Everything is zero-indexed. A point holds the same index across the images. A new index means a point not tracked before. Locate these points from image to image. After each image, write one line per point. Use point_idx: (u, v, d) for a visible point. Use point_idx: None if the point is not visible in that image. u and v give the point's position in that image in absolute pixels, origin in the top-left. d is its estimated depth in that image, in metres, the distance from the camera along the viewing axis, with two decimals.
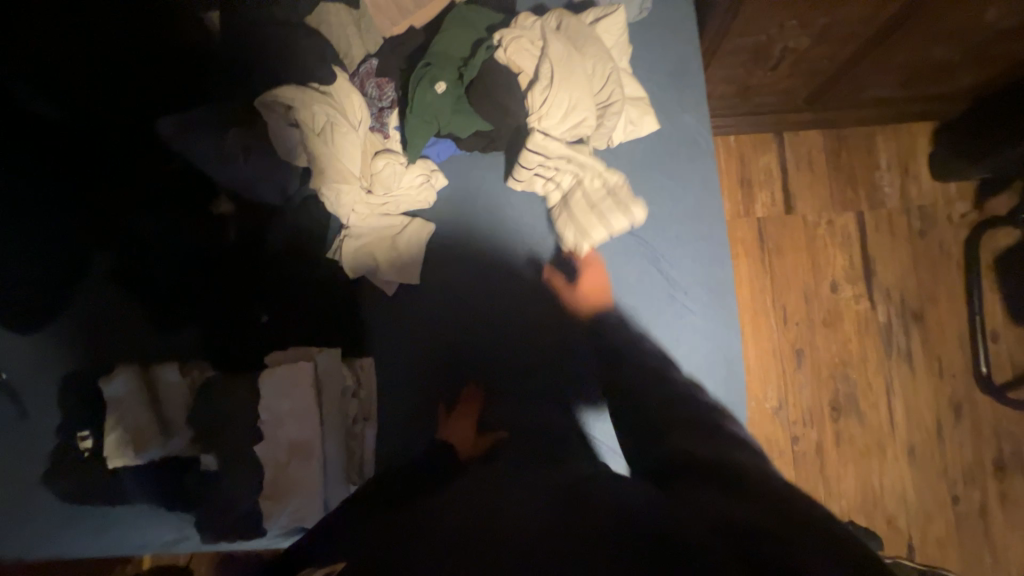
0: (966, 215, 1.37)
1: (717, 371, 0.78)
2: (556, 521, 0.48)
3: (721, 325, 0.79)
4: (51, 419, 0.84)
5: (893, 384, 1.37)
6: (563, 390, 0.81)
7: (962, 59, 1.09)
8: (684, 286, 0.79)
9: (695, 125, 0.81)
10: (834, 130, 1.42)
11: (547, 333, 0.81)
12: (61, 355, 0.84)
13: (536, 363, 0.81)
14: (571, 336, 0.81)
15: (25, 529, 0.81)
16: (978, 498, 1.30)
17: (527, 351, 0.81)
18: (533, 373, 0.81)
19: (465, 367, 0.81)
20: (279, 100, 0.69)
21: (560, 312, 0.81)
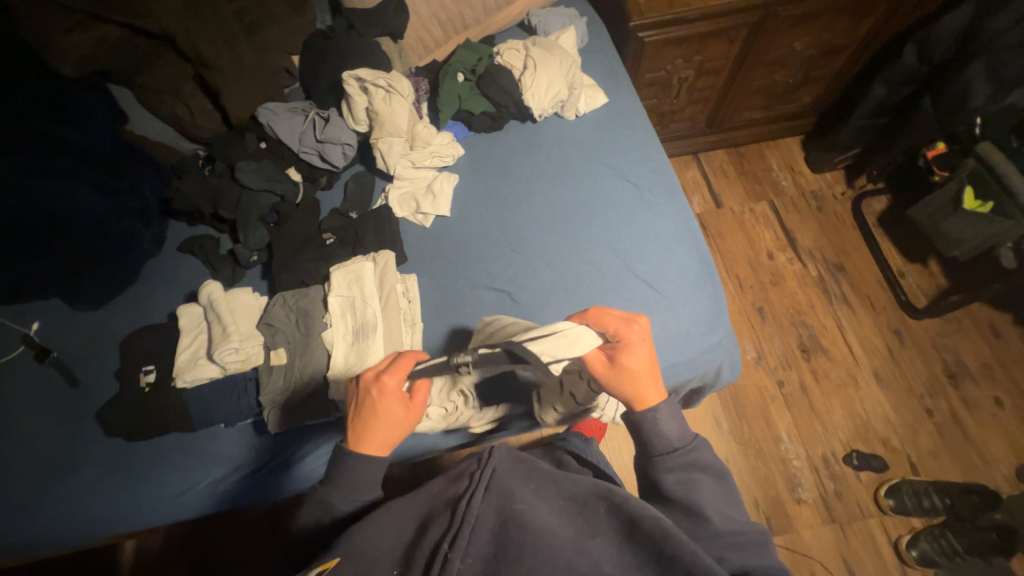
0: (845, 192, 1.79)
1: (689, 242, 0.99)
2: (528, 512, 0.56)
3: (681, 212, 1.03)
4: (124, 360, 0.96)
5: (841, 322, 1.61)
6: (574, 276, 0.97)
7: (796, 84, 1.64)
8: (646, 188, 1.05)
9: (630, 97, 1.18)
10: (734, 148, 1.91)
11: (554, 235, 1.01)
12: (142, 315, 1.04)
13: (550, 258, 0.99)
14: (575, 235, 1.01)
15: (90, 462, 0.90)
16: (946, 406, 1.47)
17: (539, 252, 1.00)
18: (548, 265, 0.98)
19: (494, 269, 0.98)
20: (356, 75, 1.00)
21: (559, 220, 1.03)
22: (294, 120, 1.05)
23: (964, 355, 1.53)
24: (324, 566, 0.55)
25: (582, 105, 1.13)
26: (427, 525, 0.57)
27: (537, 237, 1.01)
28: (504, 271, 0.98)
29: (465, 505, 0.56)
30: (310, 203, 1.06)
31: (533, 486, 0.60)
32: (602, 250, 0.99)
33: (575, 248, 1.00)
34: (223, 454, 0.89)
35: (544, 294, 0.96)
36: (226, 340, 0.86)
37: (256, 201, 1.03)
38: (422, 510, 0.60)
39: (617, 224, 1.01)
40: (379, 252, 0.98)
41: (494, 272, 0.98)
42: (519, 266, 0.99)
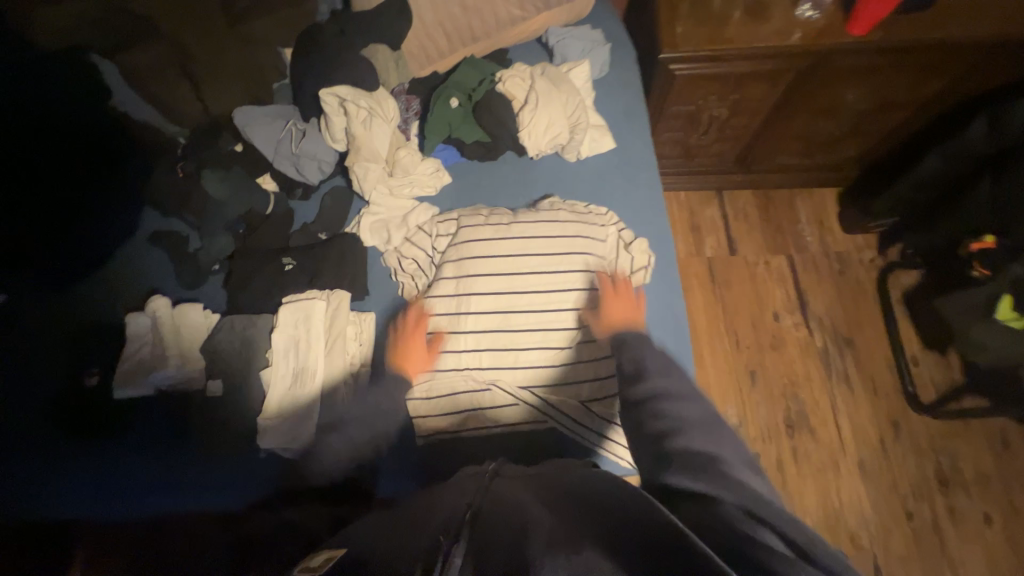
0: (873, 260, 1.64)
1: (667, 332, 0.94)
2: (523, 513, 0.52)
3: (664, 295, 0.97)
4: (69, 354, 0.94)
5: (837, 402, 1.51)
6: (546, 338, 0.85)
7: (842, 135, 1.47)
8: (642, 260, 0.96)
9: (641, 144, 1.06)
10: (762, 190, 1.75)
11: (546, 282, 0.88)
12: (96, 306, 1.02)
13: (538, 307, 0.87)
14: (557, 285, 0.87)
15: None
16: (928, 512, 1.38)
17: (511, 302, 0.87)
18: (532, 317, 0.86)
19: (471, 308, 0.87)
20: (337, 92, 0.92)
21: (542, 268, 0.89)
22: (272, 126, 0.98)
23: (962, 461, 1.42)
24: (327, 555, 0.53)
25: (585, 148, 1.03)
26: (431, 525, 0.53)
27: (525, 279, 0.87)
28: (484, 311, 0.86)
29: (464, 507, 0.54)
30: (281, 216, 1.01)
31: (532, 497, 0.58)
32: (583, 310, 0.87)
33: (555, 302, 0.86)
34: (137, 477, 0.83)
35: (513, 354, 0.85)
36: (166, 360, 0.86)
37: (224, 208, 0.98)
38: (422, 513, 0.58)
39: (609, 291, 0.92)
40: (336, 288, 0.93)
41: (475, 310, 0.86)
42: (501, 309, 0.86)
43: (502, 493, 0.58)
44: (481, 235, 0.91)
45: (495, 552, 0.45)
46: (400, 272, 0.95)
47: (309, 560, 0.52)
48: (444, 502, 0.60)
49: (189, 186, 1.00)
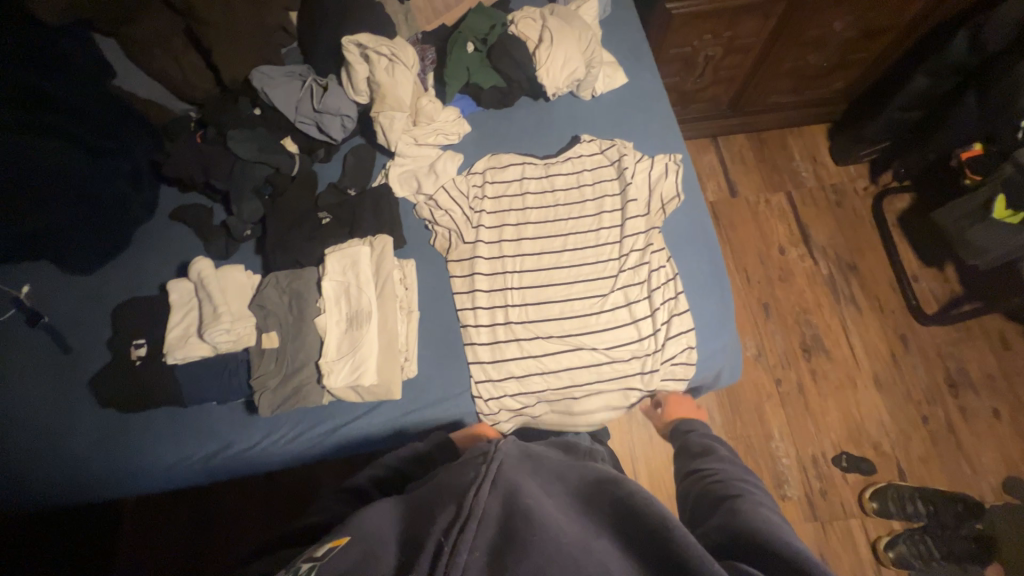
0: (867, 188, 1.72)
1: (703, 253, 0.95)
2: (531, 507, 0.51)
3: (697, 221, 0.98)
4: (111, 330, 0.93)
5: (847, 323, 1.58)
6: (581, 283, 0.93)
7: (829, 67, 1.54)
8: (673, 190, 0.95)
9: (653, 79, 1.09)
10: (755, 132, 1.81)
11: (581, 237, 0.96)
12: (130, 284, 1.01)
13: (578, 260, 0.94)
14: (584, 243, 0.95)
15: (77, 430, 0.90)
16: (942, 415, 1.46)
17: (544, 257, 0.94)
18: (573, 270, 0.93)
19: (516, 265, 0.94)
20: (357, 41, 0.92)
21: (568, 223, 0.97)
22: (291, 85, 0.98)
23: (968, 365, 1.51)
24: (334, 542, 0.51)
25: (600, 85, 1.06)
26: (435, 511, 0.53)
27: (562, 239, 0.96)
28: (527, 270, 0.94)
29: (472, 495, 0.52)
30: (307, 176, 1.01)
31: (540, 486, 0.57)
32: (610, 254, 0.94)
33: (584, 257, 0.95)
34: (211, 433, 0.88)
35: (553, 301, 0.91)
36: (217, 322, 0.85)
37: (251, 173, 0.99)
38: (426, 499, 0.57)
39: (644, 230, 0.95)
40: (376, 236, 0.94)
41: (520, 268, 0.94)
42: (542, 266, 0.94)
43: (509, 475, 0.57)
44: (515, 203, 0.99)
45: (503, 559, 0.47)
46: (436, 223, 0.97)
47: (313, 550, 0.50)
48: (448, 480, 0.58)
49: (219, 152, 1.01)
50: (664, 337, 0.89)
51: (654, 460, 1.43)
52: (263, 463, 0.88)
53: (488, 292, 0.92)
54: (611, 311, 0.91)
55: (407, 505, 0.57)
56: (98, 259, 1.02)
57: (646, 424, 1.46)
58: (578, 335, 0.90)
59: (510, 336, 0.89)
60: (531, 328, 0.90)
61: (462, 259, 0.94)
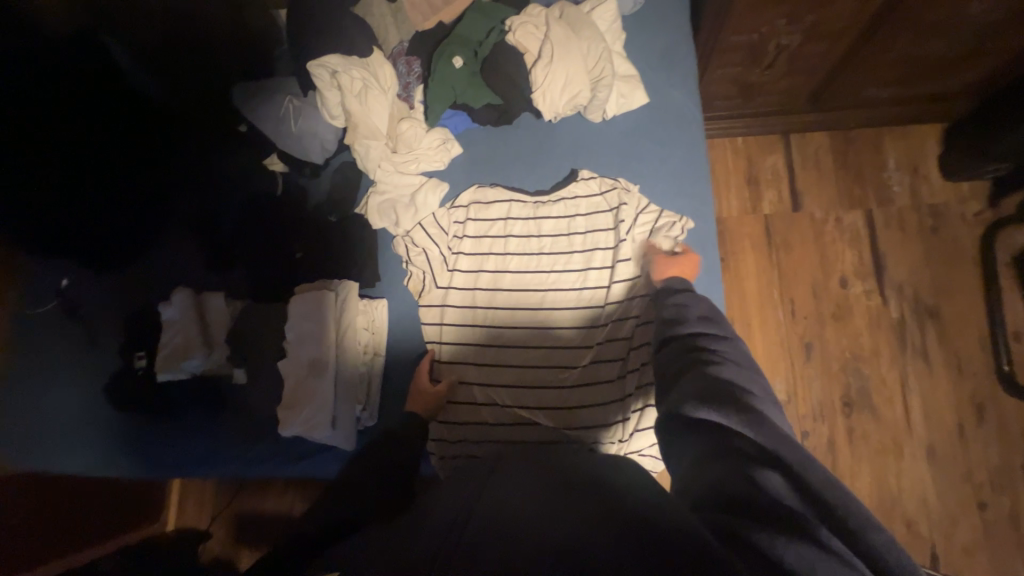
0: (979, 214, 1.36)
1: None
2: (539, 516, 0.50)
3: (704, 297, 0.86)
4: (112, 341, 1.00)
5: (909, 379, 1.34)
6: (555, 349, 0.86)
7: (957, 56, 1.16)
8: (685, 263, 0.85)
9: (682, 98, 0.90)
10: (840, 130, 1.47)
11: (563, 295, 0.87)
12: (121, 296, 1.01)
13: (555, 321, 0.87)
14: (566, 304, 0.87)
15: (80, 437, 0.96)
16: (1006, 503, 1.24)
17: (519, 313, 0.87)
18: (546, 332, 0.86)
19: (487, 319, 0.88)
20: (328, 66, 0.82)
21: (552, 278, 0.88)
22: (272, 103, 0.92)
23: None
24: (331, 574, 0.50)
25: (612, 106, 0.89)
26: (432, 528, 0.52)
27: (542, 293, 0.87)
28: (499, 325, 0.87)
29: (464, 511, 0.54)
30: (291, 199, 0.98)
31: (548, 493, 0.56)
32: (591, 321, 0.86)
33: (563, 319, 0.87)
34: (194, 449, 0.92)
35: (521, 363, 0.86)
36: (194, 352, 0.90)
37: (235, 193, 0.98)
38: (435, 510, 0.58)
39: (636, 301, 0.86)
40: (343, 279, 0.92)
41: (490, 323, 0.88)
42: (513, 322, 0.87)
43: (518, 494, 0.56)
44: (497, 244, 0.90)
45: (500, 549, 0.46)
46: (410, 262, 0.90)
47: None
48: (444, 499, 0.61)
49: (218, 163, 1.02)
50: (632, 427, 0.83)
51: None
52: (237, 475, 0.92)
53: (455, 346, 0.88)
54: (583, 383, 0.85)
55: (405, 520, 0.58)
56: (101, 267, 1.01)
57: None
58: (537, 405, 0.85)
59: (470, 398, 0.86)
60: (494, 391, 0.86)
61: (432, 308, 0.89)
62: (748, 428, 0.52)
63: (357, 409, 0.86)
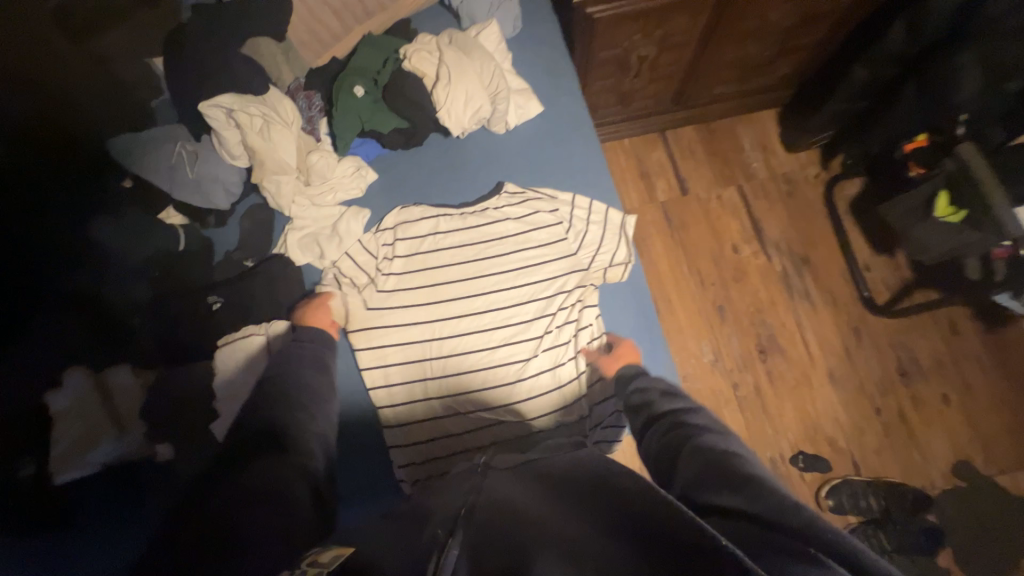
0: (818, 175, 1.67)
1: (631, 304, 0.94)
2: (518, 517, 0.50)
3: (632, 274, 0.95)
4: None
5: (802, 320, 1.57)
6: (506, 347, 0.88)
7: (773, 55, 1.45)
8: (621, 253, 0.93)
9: (571, 105, 1.01)
10: (704, 123, 1.73)
11: (504, 294, 0.91)
12: None
13: (501, 321, 0.90)
14: (508, 303, 0.91)
15: None
16: (894, 405, 1.48)
17: (463, 320, 0.89)
18: (493, 333, 0.89)
19: (433, 333, 0.88)
20: (221, 104, 0.81)
21: (490, 281, 0.91)
22: (159, 151, 0.85)
23: (919, 352, 1.52)
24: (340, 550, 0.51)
25: (512, 116, 0.97)
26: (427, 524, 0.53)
27: (484, 297, 0.90)
28: (447, 336, 0.88)
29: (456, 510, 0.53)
30: (198, 250, 0.92)
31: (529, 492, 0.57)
32: (535, 313, 0.91)
33: (508, 317, 0.90)
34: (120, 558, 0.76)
35: (475, 369, 0.87)
36: (111, 433, 0.81)
37: (127, 255, 0.89)
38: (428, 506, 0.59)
39: (573, 288, 0.93)
40: (274, 319, 0.88)
41: (438, 336, 0.88)
42: (461, 330, 0.89)
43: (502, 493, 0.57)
44: (430, 259, 0.92)
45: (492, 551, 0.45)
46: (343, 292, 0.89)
47: (319, 555, 0.50)
48: (439, 502, 0.59)
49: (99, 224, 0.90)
50: (589, 404, 0.89)
51: None
52: None
53: (406, 366, 0.87)
54: (539, 372, 0.88)
55: (396, 520, 0.57)
56: None
57: None
58: (499, 405, 0.86)
59: (431, 414, 0.86)
60: (453, 401, 0.86)
61: (375, 333, 0.88)
62: (741, 481, 0.52)
63: None
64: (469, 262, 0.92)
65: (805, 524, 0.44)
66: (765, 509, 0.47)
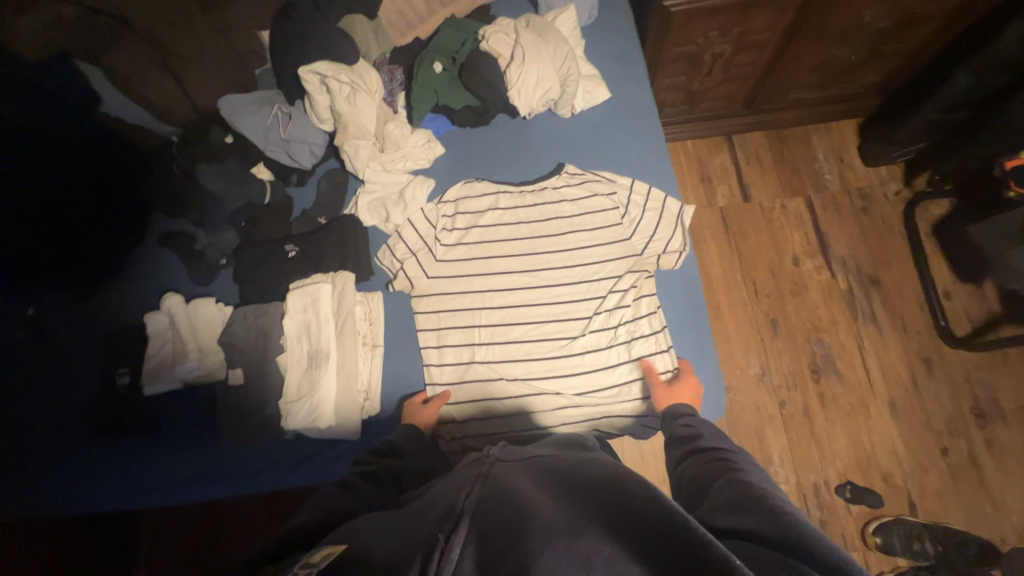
0: (899, 192, 1.56)
1: (683, 294, 0.93)
2: (515, 509, 0.49)
3: (685, 262, 0.94)
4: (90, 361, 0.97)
5: (864, 343, 1.47)
6: (551, 325, 0.91)
7: (859, 60, 1.38)
8: (675, 241, 0.92)
9: (639, 94, 1.02)
10: (774, 130, 1.66)
11: (554, 273, 0.93)
12: (115, 313, 1.00)
13: (549, 299, 0.92)
14: (558, 283, 0.93)
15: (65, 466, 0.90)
16: (965, 447, 1.35)
17: (512, 294, 0.92)
18: (541, 309, 0.92)
19: (483, 302, 0.92)
20: (316, 71, 0.90)
21: (542, 260, 0.94)
22: (259, 114, 0.97)
23: (1001, 393, 1.38)
24: (332, 548, 0.52)
25: (579, 101, 0.99)
26: (432, 514, 0.53)
27: (535, 275, 0.93)
28: (496, 307, 0.92)
29: (463, 498, 0.53)
30: (280, 204, 1.01)
31: (533, 482, 0.56)
32: (583, 295, 0.92)
33: (556, 297, 0.92)
34: (198, 464, 0.88)
35: (519, 342, 0.90)
36: (188, 355, 0.89)
37: (225, 204, 1.01)
38: (433, 496, 0.58)
39: (625, 272, 0.93)
40: (340, 270, 0.94)
41: (487, 306, 0.92)
42: (509, 304, 0.92)
43: (503, 479, 0.57)
44: (487, 234, 0.96)
45: (495, 550, 0.44)
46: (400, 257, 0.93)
47: (308, 555, 0.51)
48: (446, 487, 0.58)
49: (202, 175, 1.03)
50: (630, 389, 0.89)
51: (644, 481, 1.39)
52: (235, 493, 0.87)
53: (454, 332, 0.91)
54: (581, 352, 0.89)
55: (398, 518, 0.56)
56: (91, 284, 1.01)
57: (636, 443, 1.42)
58: (539, 377, 0.89)
59: (473, 380, 0.89)
60: (495, 369, 0.89)
61: (427, 296, 0.93)
62: (763, 506, 0.52)
63: (360, 397, 0.87)
64: (524, 239, 0.95)
65: (807, 542, 0.45)
66: (770, 530, 0.48)
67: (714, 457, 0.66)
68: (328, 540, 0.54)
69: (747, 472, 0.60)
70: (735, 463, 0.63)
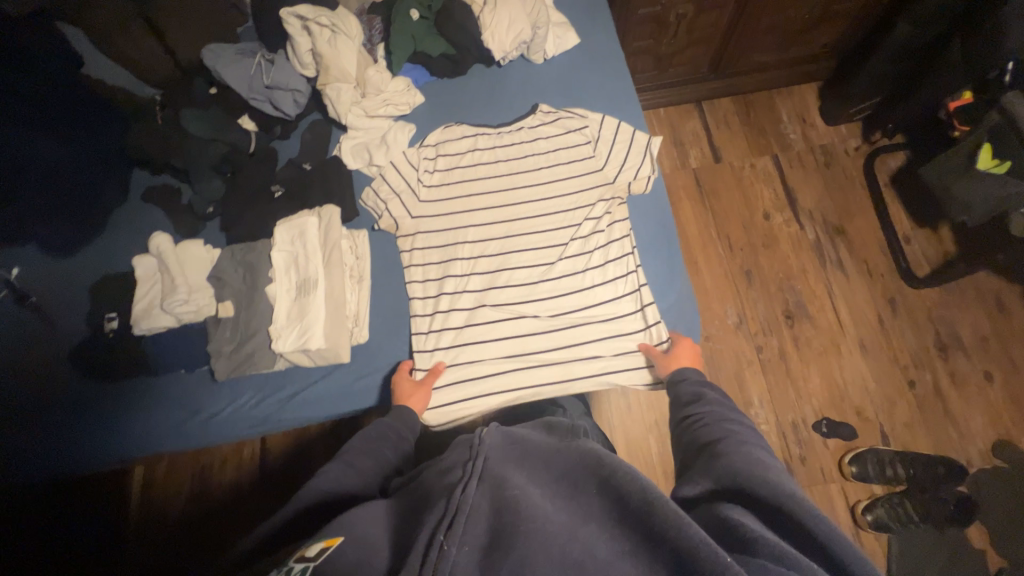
0: (858, 148, 1.65)
1: (654, 219, 0.97)
2: (512, 509, 0.46)
3: (655, 186, 0.99)
4: (80, 310, 0.98)
5: (833, 288, 1.54)
6: (530, 252, 0.95)
7: (812, 19, 1.47)
8: (645, 168, 0.97)
9: (606, 40, 1.08)
10: (740, 95, 1.75)
11: (533, 206, 0.98)
12: (103, 266, 1.02)
13: (528, 230, 0.97)
14: (535, 213, 0.98)
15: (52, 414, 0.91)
16: (930, 379, 1.42)
17: (493, 227, 0.97)
18: (521, 240, 0.96)
19: (465, 236, 0.96)
20: (297, 14, 0.96)
21: (520, 194, 0.98)
22: (241, 63, 1.00)
23: (961, 328, 1.46)
24: (328, 542, 0.47)
25: (550, 47, 1.05)
26: (424, 508, 0.50)
27: (514, 208, 0.98)
28: (478, 240, 0.96)
29: (457, 492, 0.49)
30: (265, 153, 1.04)
31: (526, 471, 0.53)
32: (560, 223, 0.97)
33: (534, 228, 0.97)
34: (192, 399, 0.91)
35: (501, 272, 0.94)
36: (175, 294, 0.91)
37: (207, 150, 1.01)
38: (423, 488, 0.55)
39: (599, 200, 0.98)
40: (324, 206, 0.98)
41: (469, 239, 0.96)
42: (490, 237, 0.96)
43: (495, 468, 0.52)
44: (468, 173, 1.00)
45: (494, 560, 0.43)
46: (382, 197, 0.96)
47: (305, 548, 0.47)
48: (434, 478, 0.55)
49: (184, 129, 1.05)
50: (609, 308, 0.92)
51: (633, 430, 1.42)
52: (228, 428, 0.90)
53: (437, 264, 0.95)
54: (560, 275, 0.94)
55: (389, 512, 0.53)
56: (75, 239, 1.02)
57: (623, 393, 1.46)
58: (520, 302, 0.92)
59: (457, 307, 0.92)
60: (478, 297, 0.93)
61: (411, 232, 0.97)
62: (759, 484, 0.53)
63: (348, 322, 0.91)
64: (502, 176, 1.00)
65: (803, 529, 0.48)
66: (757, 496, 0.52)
67: (719, 425, 0.66)
68: (327, 532, 0.49)
69: (749, 444, 0.60)
70: (738, 434, 0.63)
